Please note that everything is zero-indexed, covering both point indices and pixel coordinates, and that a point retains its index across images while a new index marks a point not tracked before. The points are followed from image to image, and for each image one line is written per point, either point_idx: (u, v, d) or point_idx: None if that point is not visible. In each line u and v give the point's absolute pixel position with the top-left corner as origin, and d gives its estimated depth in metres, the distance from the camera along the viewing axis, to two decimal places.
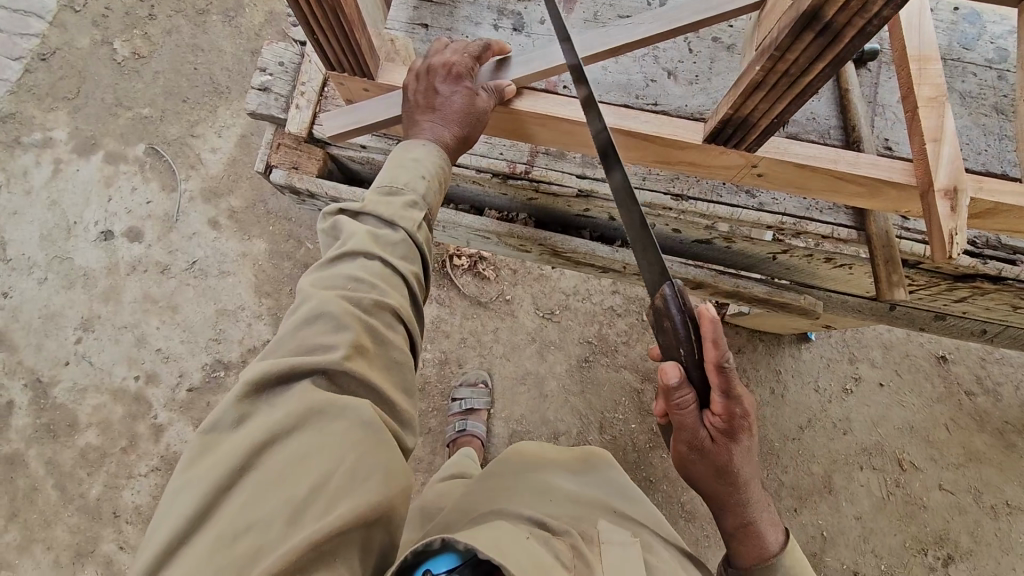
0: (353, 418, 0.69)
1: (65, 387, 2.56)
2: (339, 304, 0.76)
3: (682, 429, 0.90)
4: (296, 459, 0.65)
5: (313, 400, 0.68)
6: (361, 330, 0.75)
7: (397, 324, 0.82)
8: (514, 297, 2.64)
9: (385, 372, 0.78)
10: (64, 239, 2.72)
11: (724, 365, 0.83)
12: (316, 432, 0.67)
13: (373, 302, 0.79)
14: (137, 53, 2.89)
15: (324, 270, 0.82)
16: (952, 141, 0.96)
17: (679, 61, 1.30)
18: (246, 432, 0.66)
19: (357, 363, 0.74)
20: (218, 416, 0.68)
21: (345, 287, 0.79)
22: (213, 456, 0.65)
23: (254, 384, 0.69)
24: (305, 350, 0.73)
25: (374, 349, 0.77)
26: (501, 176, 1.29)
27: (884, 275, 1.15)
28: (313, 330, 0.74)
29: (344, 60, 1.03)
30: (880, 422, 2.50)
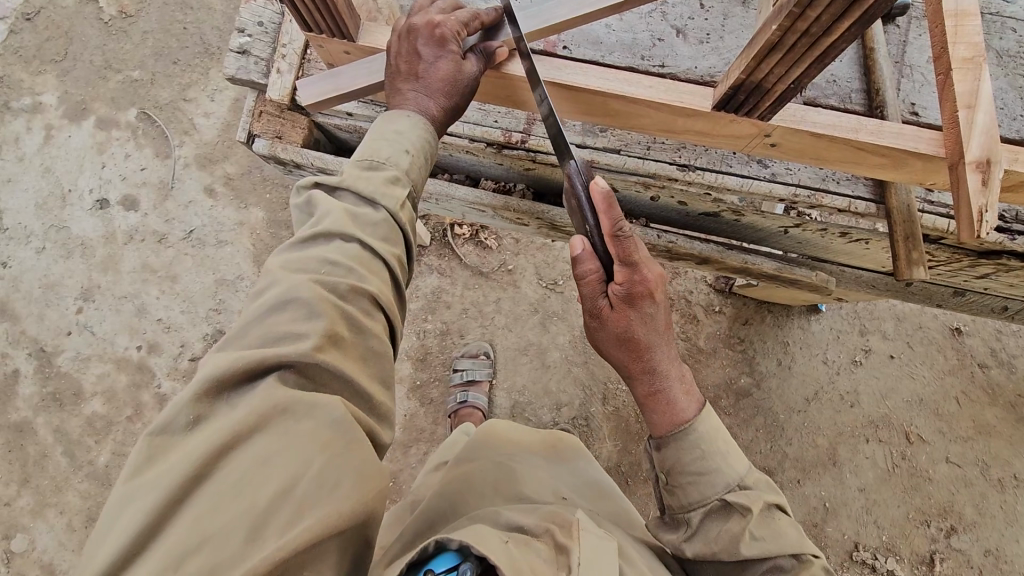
0: (325, 415, 0.65)
1: (69, 356, 2.57)
2: (312, 290, 0.71)
3: (586, 296, 0.91)
4: (255, 464, 0.61)
5: (278, 398, 0.64)
6: (336, 318, 0.71)
7: (375, 311, 0.77)
8: (516, 267, 2.59)
9: (363, 362, 0.74)
10: (59, 208, 2.67)
11: (618, 230, 0.82)
12: (279, 435, 0.63)
13: (350, 288, 0.74)
14: (125, 12, 2.77)
15: (297, 252, 0.76)
16: (988, 107, 0.87)
17: (689, 18, 1.20)
18: (202, 437, 0.62)
19: (330, 354, 0.69)
20: (170, 417, 0.63)
21: (319, 272, 0.74)
22: (163, 464, 0.61)
23: (211, 382, 0.64)
24: (273, 341, 0.68)
25: (350, 337, 0.73)
26: (495, 145, 1.21)
27: (903, 253, 1.08)
28: (282, 319, 0.69)
29: (323, 22, 0.95)
30: (889, 394, 2.46)
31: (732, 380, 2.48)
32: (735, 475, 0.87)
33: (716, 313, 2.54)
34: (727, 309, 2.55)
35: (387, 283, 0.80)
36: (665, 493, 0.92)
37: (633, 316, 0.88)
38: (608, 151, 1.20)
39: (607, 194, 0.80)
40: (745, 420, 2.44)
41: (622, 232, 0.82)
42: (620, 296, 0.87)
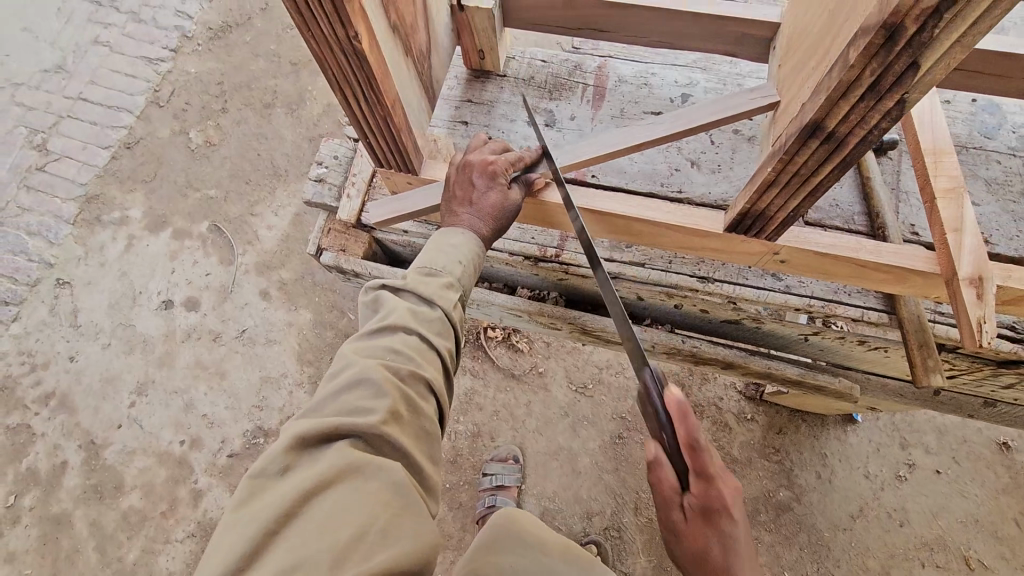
0: (387, 479, 0.75)
1: (115, 449, 2.68)
2: (379, 370, 0.82)
3: (659, 494, 0.99)
4: (333, 511, 0.71)
5: (350, 460, 0.74)
6: (398, 397, 0.80)
7: (429, 394, 0.87)
8: (547, 370, 2.65)
9: (416, 440, 0.82)
10: (129, 307, 2.93)
11: (695, 442, 0.90)
12: (352, 490, 0.73)
13: (410, 372, 0.84)
14: (209, 141, 3.20)
15: (366, 339, 0.88)
16: (973, 231, 0.99)
17: (701, 152, 1.38)
18: (290, 484, 0.73)
19: (393, 428, 0.79)
20: (266, 463, 0.75)
21: (384, 357, 0.85)
22: (258, 503, 0.72)
23: (296, 438, 0.75)
24: (346, 414, 0.78)
25: (408, 416, 0.82)
26: (532, 259, 1.36)
27: (919, 361, 1.14)
28: (354, 395, 0.80)
29: (392, 159, 1.15)
30: (941, 513, 2.33)
31: (770, 493, 2.40)
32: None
33: (748, 421, 2.51)
34: (759, 417, 2.51)
35: (439, 370, 0.91)
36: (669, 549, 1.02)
37: (710, 532, 0.93)
38: (633, 264, 1.33)
39: (683, 406, 0.88)
40: (786, 537, 2.34)
41: (700, 446, 0.89)
42: (695, 510, 0.94)
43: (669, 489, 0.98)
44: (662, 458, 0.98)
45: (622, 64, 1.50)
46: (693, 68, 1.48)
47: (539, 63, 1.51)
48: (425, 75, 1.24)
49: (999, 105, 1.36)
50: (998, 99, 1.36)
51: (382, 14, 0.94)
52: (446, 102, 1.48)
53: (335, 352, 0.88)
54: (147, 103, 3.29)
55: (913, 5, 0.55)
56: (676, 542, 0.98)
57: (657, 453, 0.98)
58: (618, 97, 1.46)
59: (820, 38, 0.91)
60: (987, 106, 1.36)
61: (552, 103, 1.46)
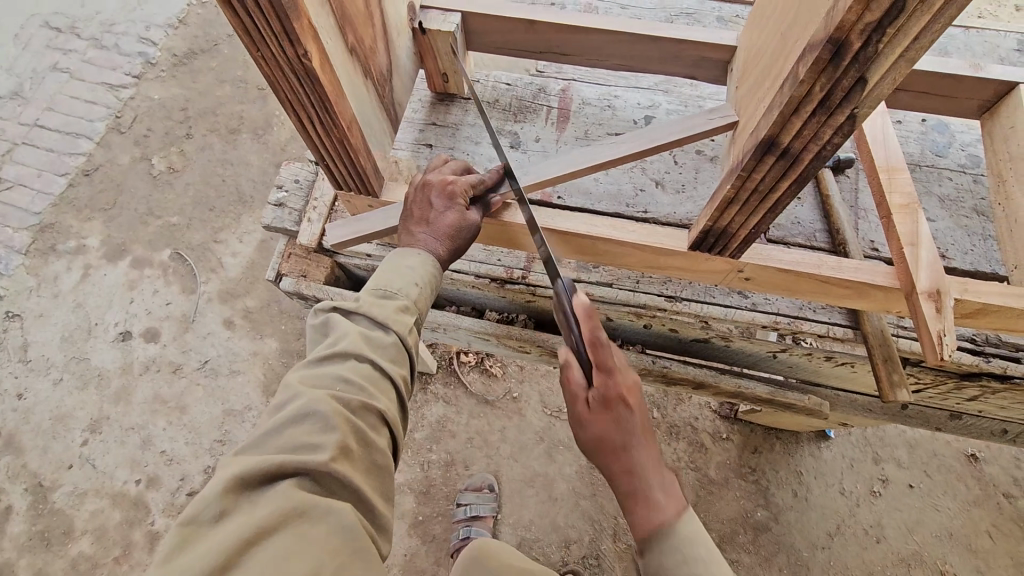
0: (336, 522, 0.71)
1: (65, 491, 2.52)
2: (329, 404, 0.77)
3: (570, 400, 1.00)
4: (276, 560, 0.66)
5: (296, 500, 0.70)
6: (348, 432, 0.77)
7: (381, 424, 0.83)
8: (521, 394, 2.61)
9: (368, 475, 0.79)
10: (83, 340, 2.80)
11: (597, 339, 0.93)
12: (296, 535, 0.68)
13: (360, 405, 0.80)
14: (172, 167, 3.13)
15: (314, 367, 0.83)
16: (929, 246, 1.01)
17: (666, 172, 1.39)
18: (229, 529, 0.67)
19: (343, 466, 0.75)
20: (199, 508, 0.68)
21: (334, 388, 0.80)
22: (192, 551, 0.65)
23: (237, 480, 0.70)
24: (290, 451, 0.74)
25: (358, 450, 0.78)
26: (498, 281, 1.33)
27: (885, 376, 1.14)
28: (300, 431, 0.75)
29: (351, 182, 1.12)
30: (916, 527, 2.34)
31: (748, 513, 2.38)
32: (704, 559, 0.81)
33: (724, 441, 2.50)
34: (735, 436, 2.51)
35: (393, 400, 0.87)
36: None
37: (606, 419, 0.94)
38: (600, 284, 1.32)
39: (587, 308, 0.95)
40: (766, 558, 2.31)
41: (601, 341, 0.93)
42: (597, 400, 0.95)
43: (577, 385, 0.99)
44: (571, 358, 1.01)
45: (586, 87, 1.52)
46: (655, 91, 1.50)
47: (504, 85, 1.51)
48: (386, 97, 1.22)
49: (948, 125, 1.41)
50: (946, 120, 1.41)
51: (336, 34, 0.92)
52: (410, 125, 1.47)
53: (280, 382, 0.83)
54: (107, 129, 3.21)
55: (856, 19, 0.56)
56: (580, 433, 0.97)
57: (568, 356, 1.01)
58: (583, 119, 1.47)
59: (773, 60, 0.93)
60: (936, 126, 1.40)
61: (517, 125, 1.46)
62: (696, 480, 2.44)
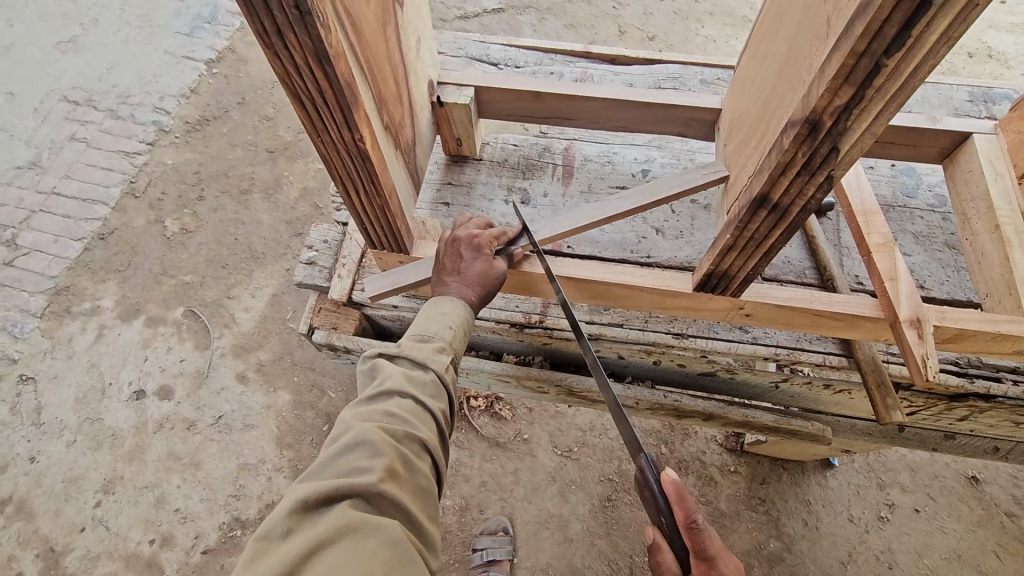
0: (386, 536, 0.76)
1: (78, 555, 2.51)
2: (377, 433, 0.85)
3: (659, 565, 1.03)
4: (334, 567, 0.71)
5: (350, 516, 0.76)
6: (395, 457, 0.84)
7: (424, 453, 0.90)
8: (531, 436, 2.67)
9: (414, 497, 0.85)
10: (97, 400, 2.84)
11: (693, 523, 0.96)
12: (350, 547, 0.74)
13: (405, 434, 0.88)
14: (185, 228, 3.26)
15: (366, 404, 0.91)
16: (906, 279, 1.13)
17: (665, 220, 1.52)
18: (292, 545, 0.73)
19: (391, 487, 0.81)
20: (267, 526, 0.75)
21: (381, 420, 0.88)
22: (261, 563, 0.71)
23: (299, 501, 0.77)
24: (344, 475, 0.81)
25: (405, 475, 0.84)
26: (517, 325, 1.44)
27: (880, 399, 1.25)
28: (352, 456, 0.82)
29: (385, 240, 1.23)
30: (926, 552, 2.38)
31: (762, 545, 2.42)
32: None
33: (732, 473, 2.55)
34: (742, 468, 2.56)
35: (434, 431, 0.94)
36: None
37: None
38: (613, 325, 1.42)
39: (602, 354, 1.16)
40: None
41: (696, 526, 0.95)
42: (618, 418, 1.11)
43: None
44: (662, 543, 1.04)
45: (587, 146, 1.67)
46: (650, 147, 1.66)
47: (512, 147, 1.66)
48: (412, 164, 1.36)
49: (915, 169, 1.56)
50: (913, 164, 1.56)
51: (378, 116, 1.06)
52: (428, 186, 1.60)
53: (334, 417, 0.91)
54: (122, 194, 3.35)
55: (827, 103, 0.70)
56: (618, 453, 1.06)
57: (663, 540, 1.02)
58: (586, 174, 1.62)
59: (756, 126, 1.08)
60: (905, 170, 1.56)
61: (526, 182, 1.60)
62: (707, 514, 2.48)
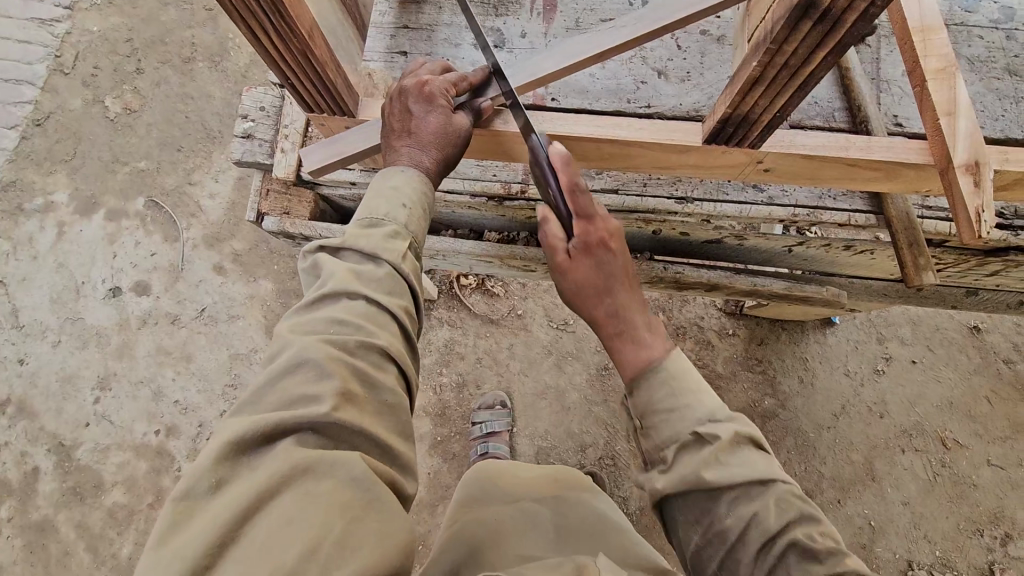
0: (345, 474, 0.65)
1: (88, 448, 2.56)
2: (321, 349, 0.70)
3: (550, 249, 1.04)
4: (281, 523, 0.61)
5: (298, 460, 0.64)
6: (347, 376, 0.70)
7: (387, 364, 0.76)
8: (525, 311, 2.60)
9: (379, 418, 0.73)
10: (74, 300, 2.73)
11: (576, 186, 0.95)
12: (298, 496, 0.63)
13: (359, 343, 0.73)
14: (129, 108, 2.90)
15: (306, 313, 0.76)
16: (968, 114, 0.91)
17: (669, 59, 1.26)
18: (225, 503, 0.61)
19: (348, 413, 0.68)
20: (192, 481, 0.63)
21: (326, 331, 0.73)
22: (191, 526, 0.60)
23: (231, 446, 0.64)
24: (286, 406, 0.68)
25: (363, 394, 0.72)
26: (496, 198, 1.24)
27: (910, 260, 1.09)
28: (293, 382, 0.69)
29: (322, 102, 0.98)
30: (918, 401, 2.41)
31: (757, 403, 2.44)
32: (706, 407, 0.86)
33: (730, 336, 2.52)
34: (740, 331, 2.53)
35: (399, 336, 0.79)
36: (639, 436, 0.91)
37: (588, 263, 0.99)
38: (606, 192, 1.23)
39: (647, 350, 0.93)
40: (775, 442, 2.39)
41: (579, 188, 0.94)
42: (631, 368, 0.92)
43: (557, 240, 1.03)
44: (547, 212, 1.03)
45: None
46: None
47: None
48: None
49: None
50: None
51: None
52: (379, 31, 1.29)
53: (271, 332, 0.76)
54: (50, 72, 2.94)
55: None
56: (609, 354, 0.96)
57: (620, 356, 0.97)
58: (573, 5, 1.31)
59: None
60: None
61: (498, 20, 1.30)
62: (703, 376, 2.48)
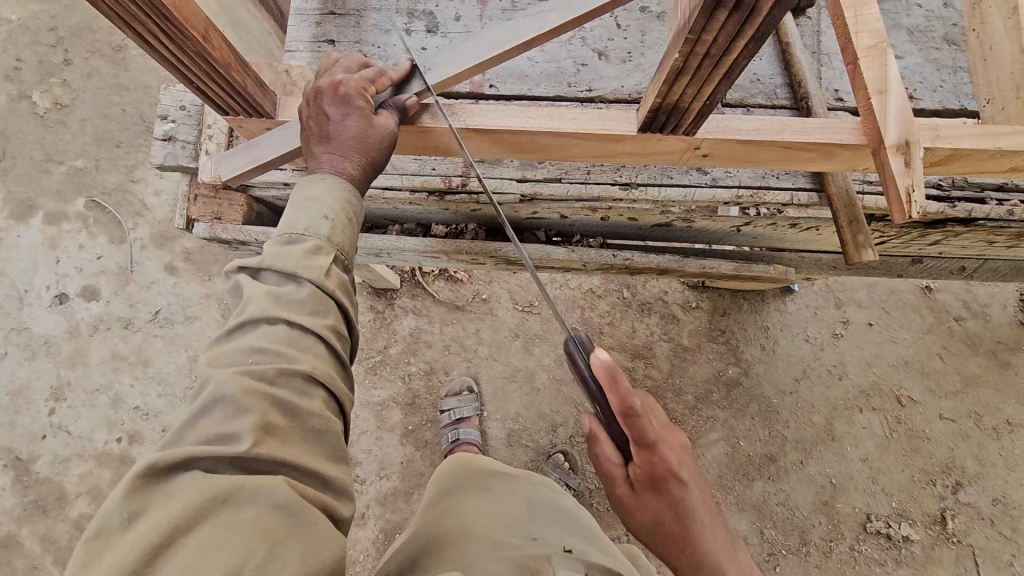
0: (267, 500, 0.64)
1: (47, 460, 2.48)
2: (236, 383, 0.67)
3: (605, 472, 0.95)
4: (198, 552, 0.58)
5: (217, 488, 0.62)
6: (266, 407, 0.67)
7: (313, 385, 0.73)
8: (490, 295, 2.58)
9: (308, 442, 0.71)
10: (18, 309, 2.61)
11: (629, 408, 0.82)
12: (220, 522, 0.61)
13: (279, 369, 0.70)
14: (59, 103, 2.73)
15: (224, 345, 0.73)
16: (899, 90, 0.88)
17: (609, 40, 1.22)
18: (136, 535, 0.58)
19: (271, 444, 0.66)
20: (102, 518, 0.59)
21: (245, 361, 0.70)
22: (98, 565, 0.57)
23: (147, 476, 0.62)
24: (204, 442, 0.65)
25: (287, 422, 0.69)
26: (437, 192, 1.20)
27: (851, 238, 1.09)
28: (212, 420, 0.66)
29: (237, 106, 0.92)
30: (875, 361, 2.49)
31: (721, 373, 2.49)
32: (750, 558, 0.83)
33: (694, 309, 2.55)
34: (704, 303, 2.55)
35: (327, 356, 0.76)
36: (601, 459, 0.95)
37: (658, 502, 0.90)
38: (549, 181, 1.20)
39: (611, 370, 0.79)
40: (740, 410, 2.45)
41: (632, 413, 0.82)
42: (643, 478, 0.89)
43: (613, 465, 0.93)
44: (599, 432, 0.93)
45: None
46: None
47: None
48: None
49: None
50: None
51: None
52: (304, 20, 1.22)
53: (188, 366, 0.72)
54: None
55: None
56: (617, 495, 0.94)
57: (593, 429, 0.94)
58: None
59: None
60: None
61: (431, 3, 1.23)
62: (669, 350, 2.51)
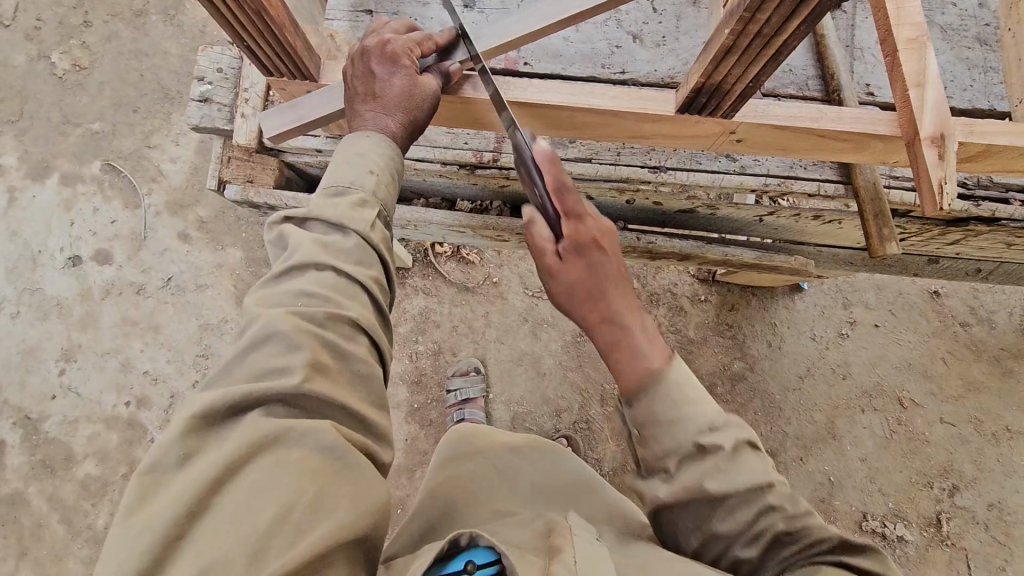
0: (315, 441, 0.65)
1: (55, 421, 2.50)
2: (288, 320, 0.69)
3: None
4: (249, 493, 0.60)
5: (266, 429, 0.63)
6: (318, 345, 0.69)
7: (356, 337, 0.75)
8: (501, 279, 2.60)
9: (348, 392, 0.72)
10: (30, 270, 2.62)
11: None
12: (270, 464, 0.62)
13: (328, 316, 0.71)
14: (78, 65, 2.72)
15: (271, 288, 0.74)
16: (935, 84, 0.89)
17: (644, 23, 1.22)
18: (191, 475, 0.60)
19: (320, 383, 0.68)
20: (160, 454, 0.62)
21: (296, 303, 0.72)
22: (157, 500, 0.59)
23: (198, 419, 0.63)
24: (254, 379, 0.66)
25: (334, 365, 0.71)
26: (468, 166, 1.21)
27: (875, 230, 1.11)
28: (263, 356, 0.68)
29: (282, 65, 0.93)
30: (879, 362, 2.51)
31: (726, 366, 2.51)
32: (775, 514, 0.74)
33: (703, 302, 2.57)
34: (713, 297, 2.57)
35: (368, 306, 0.78)
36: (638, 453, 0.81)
37: None
38: (578, 161, 1.21)
39: (668, 362, 0.82)
40: (743, 404, 2.47)
41: None
42: None
43: None
44: None
45: None
46: None
47: None
48: None
49: None
50: None
51: None
52: None
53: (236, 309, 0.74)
54: None
55: None
56: None
57: None
58: None
59: None
60: None
61: None
62: (676, 341, 2.53)
